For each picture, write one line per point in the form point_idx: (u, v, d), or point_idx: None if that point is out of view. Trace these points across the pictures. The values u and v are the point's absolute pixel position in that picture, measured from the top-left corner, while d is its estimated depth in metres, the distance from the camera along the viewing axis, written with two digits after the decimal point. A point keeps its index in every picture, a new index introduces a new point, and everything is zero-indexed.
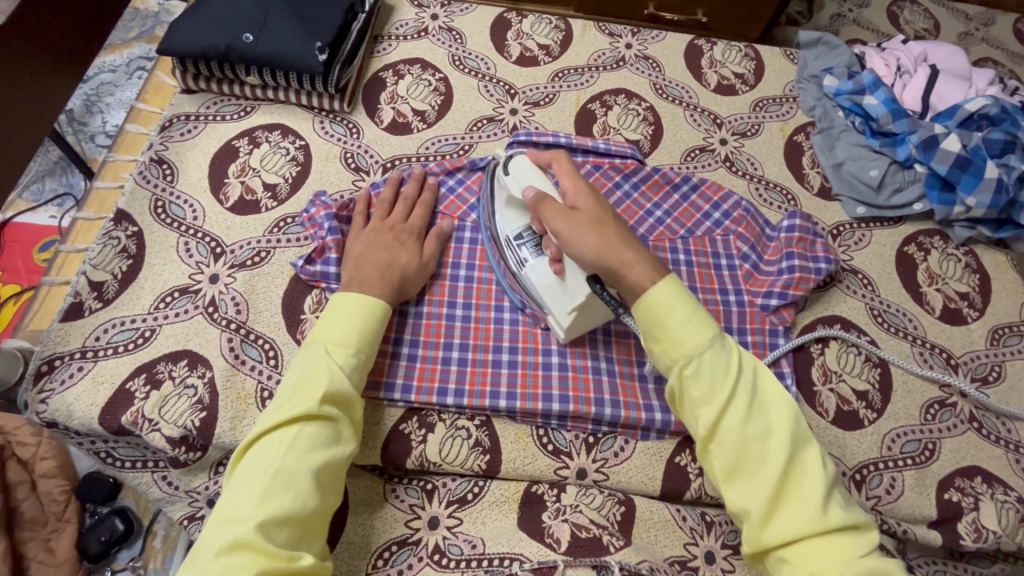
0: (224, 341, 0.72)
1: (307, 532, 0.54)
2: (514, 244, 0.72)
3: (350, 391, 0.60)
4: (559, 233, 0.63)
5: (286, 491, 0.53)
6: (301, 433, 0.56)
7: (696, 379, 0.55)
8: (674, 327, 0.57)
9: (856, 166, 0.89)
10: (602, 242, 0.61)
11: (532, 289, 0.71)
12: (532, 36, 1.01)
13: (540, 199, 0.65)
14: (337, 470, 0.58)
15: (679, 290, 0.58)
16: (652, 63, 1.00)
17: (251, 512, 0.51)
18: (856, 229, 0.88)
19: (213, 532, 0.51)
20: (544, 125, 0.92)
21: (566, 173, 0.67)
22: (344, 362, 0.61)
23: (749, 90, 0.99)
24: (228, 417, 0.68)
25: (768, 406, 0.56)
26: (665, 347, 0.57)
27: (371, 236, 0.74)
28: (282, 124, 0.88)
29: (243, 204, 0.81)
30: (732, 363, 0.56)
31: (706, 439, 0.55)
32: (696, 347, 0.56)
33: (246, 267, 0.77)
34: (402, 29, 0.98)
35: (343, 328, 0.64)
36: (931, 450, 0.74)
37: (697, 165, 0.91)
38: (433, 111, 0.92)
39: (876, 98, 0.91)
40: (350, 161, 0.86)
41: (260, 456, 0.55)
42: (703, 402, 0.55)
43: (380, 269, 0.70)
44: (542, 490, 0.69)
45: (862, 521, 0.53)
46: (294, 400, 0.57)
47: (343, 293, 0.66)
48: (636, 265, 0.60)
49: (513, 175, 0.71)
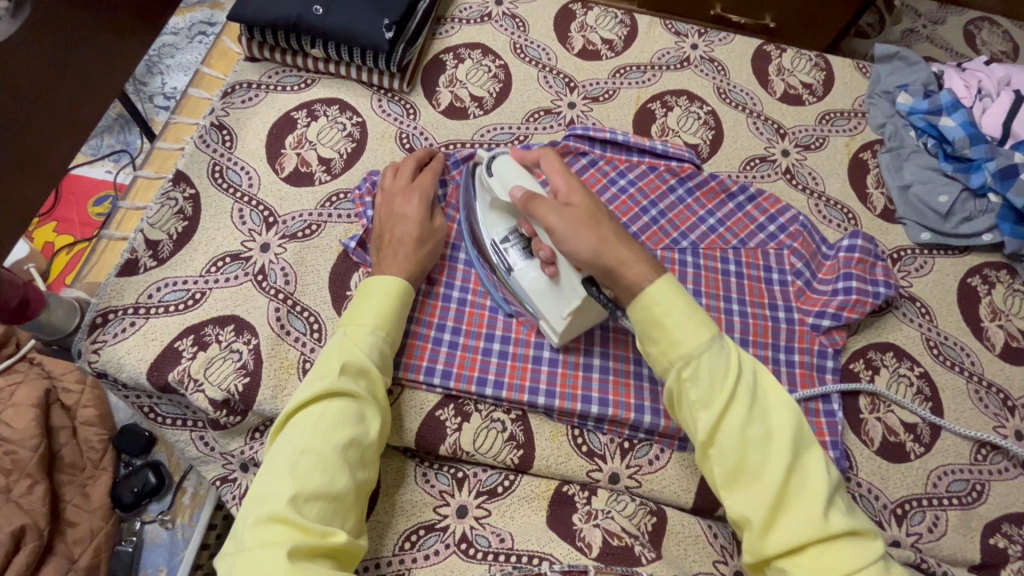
0: (271, 310, 0.73)
1: (341, 508, 0.54)
2: (500, 248, 0.71)
3: (369, 367, 0.61)
4: (553, 228, 0.60)
5: (314, 470, 0.53)
6: (325, 411, 0.56)
7: (695, 380, 0.53)
8: (673, 327, 0.55)
9: (924, 189, 0.85)
10: (598, 239, 0.59)
11: (523, 293, 0.69)
12: (596, 29, 0.99)
13: (529, 197, 0.62)
14: (367, 447, 0.58)
15: (676, 289, 0.57)
16: (718, 66, 0.97)
17: (286, 487, 0.51)
18: (918, 255, 0.84)
19: (249, 508, 0.52)
20: (602, 121, 0.91)
21: (556, 169, 0.64)
22: (363, 342, 0.62)
23: (817, 101, 0.95)
24: (270, 385, 0.69)
25: (769, 407, 0.53)
26: (665, 347, 0.55)
27: (385, 208, 0.74)
28: (342, 99, 0.88)
29: (298, 174, 0.82)
30: (732, 364, 0.54)
31: (705, 443, 0.53)
32: (695, 346, 0.54)
33: (297, 239, 0.77)
34: (466, 12, 0.97)
35: (365, 307, 0.64)
36: (979, 492, 0.71)
37: (756, 174, 0.89)
38: (491, 98, 0.91)
39: (954, 120, 0.86)
40: (405, 141, 0.86)
41: (291, 436, 0.56)
42: (702, 405, 0.53)
43: (398, 249, 0.70)
44: (573, 490, 0.68)
45: (867, 530, 0.50)
46: (316, 379, 0.58)
47: (369, 279, 0.67)
48: (633, 264, 0.58)
49: (497, 175, 0.68)
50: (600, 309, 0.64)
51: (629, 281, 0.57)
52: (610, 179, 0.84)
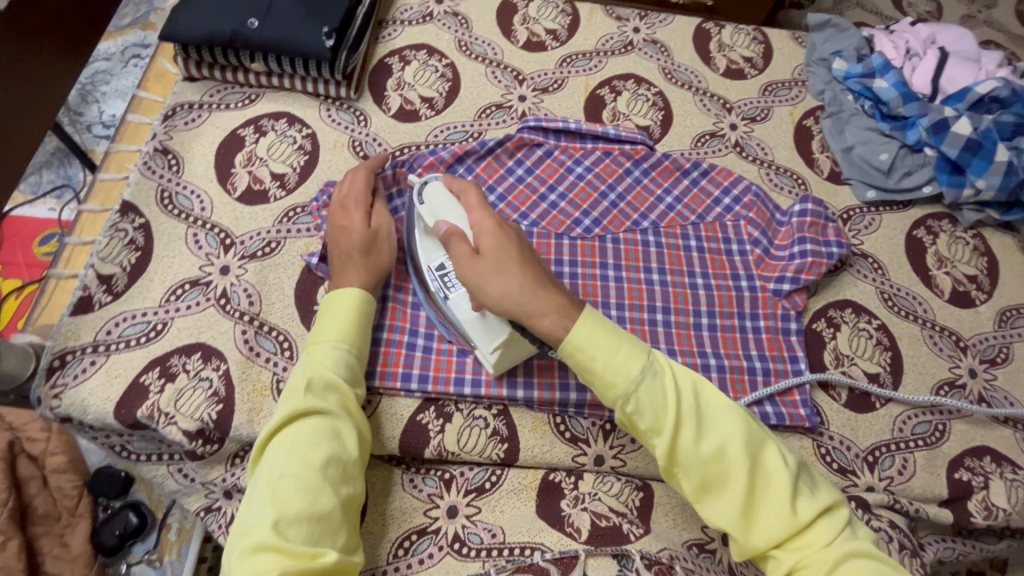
0: (238, 332, 0.71)
1: (329, 528, 0.53)
2: (436, 274, 0.69)
3: (336, 381, 0.61)
4: (465, 277, 0.60)
5: (294, 492, 0.52)
6: (299, 431, 0.56)
7: (639, 412, 0.54)
8: (603, 366, 0.55)
9: (866, 149, 0.89)
10: (507, 288, 0.57)
11: (456, 322, 0.68)
12: (539, 20, 0.99)
13: (450, 233, 0.61)
14: (348, 462, 0.58)
15: (599, 323, 0.56)
16: (660, 47, 0.99)
17: (265, 516, 0.51)
18: (867, 214, 0.88)
19: (236, 542, 0.51)
20: (553, 111, 0.91)
21: (475, 206, 0.63)
22: (328, 359, 0.62)
23: (758, 74, 0.98)
24: (245, 409, 0.67)
25: (716, 417, 0.55)
26: (601, 386, 0.56)
27: (329, 222, 0.73)
28: (290, 112, 0.86)
29: (251, 193, 0.80)
30: (670, 386, 0.55)
31: (668, 467, 0.55)
32: (630, 379, 0.54)
33: (257, 258, 0.76)
34: (407, 14, 0.97)
35: (326, 325, 0.64)
36: (942, 431, 0.75)
37: (707, 150, 0.91)
38: (441, 97, 0.90)
39: (887, 80, 0.90)
40: (358, 149, 0.85)
41: (268, 464, 0.55)
42: (654, 434, 0.54)
43: (342, 262, 0.70)
44: (560, 478, 0.69)
45: (833, 503, 0.53)
46: (283, 403, 0.58)
47: (327, 298, 0.67)
48: (544, 313, 0.57)
49: (428, 201, 0.67)
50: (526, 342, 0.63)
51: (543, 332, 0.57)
52: (566, 168, 0.86)
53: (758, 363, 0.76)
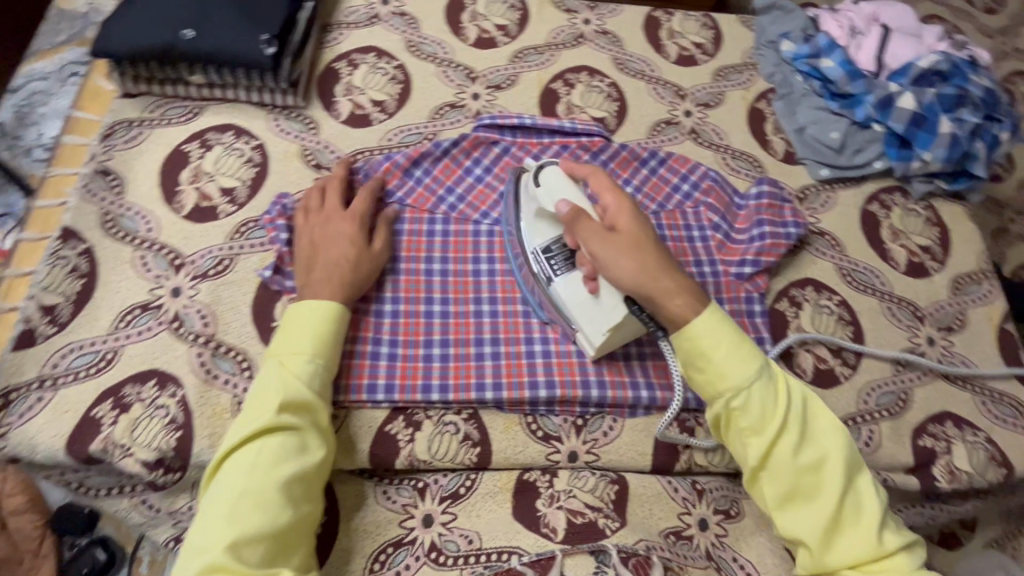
0: (194, 356, 0.69)
1: (285, 545, 0.53)
2: (541, 257, 0.71)
3: (308, 397, 0.59)
4: (597, 253, 0.62)
5: (254, 511, 0.52)
6: (263, 448, 0.55)
7: (745, 411, 0.59)
8: (719, 359, 0.59)
9: (817, 129, 0.90)
10: (640, 268, 0.60)
11: (562, 305, 0.69)
12: (488, 16, 0.98)
13: (577, 214, 0.64)
14: (310, 479, 0.57)
15: (722, 324, 0.60)
16: (612, 38, 0.98)
17: (220, 537, 0.50)
18: (822, 192, 0.89)
19: (186, 560, 0.50)
20: (508, 108, 0.90)
21: (606, 187, 0.65)
22: (300, 371, 0.60)
23: (709, 60, 0.99)
24: (205, 435, 0.65)
25: (819, 432, 0.60)
26: (714, 380, 0.59)
27: (314, 231, 0.71)
28: (236, 124, 0.83)
29: (199, 210, 0.77)
30: (780, 395, 0.59)
31: (757, 467, 0.59)
32: (744, 379, 0.58)
33: (210, 277, 0.73)
34: (352, 16, 0.95)
35: (297, 333, 0.62)
36: (904, 400, 0.77)
37: (664, 138, 0.91)
38: (392, 100, 0.88)
39: (832, 60, 0.91)
40: (310, 158, 0.83)
41: (225, 481, 0.54)
42: (752, 432, 0.59)
43: (331, 272, 0.67)
44: (535, 476, 0.69)
45: (915, 541, 0.57)
46: (251, 417, 0.57)
47: (299, 302, 0.65)
48: (676, 294, 0.60)
49: (545, 186, 0.69)
50: (638, 325, 0.65)
51: (670, 315, 0.60)
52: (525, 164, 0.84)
53: None
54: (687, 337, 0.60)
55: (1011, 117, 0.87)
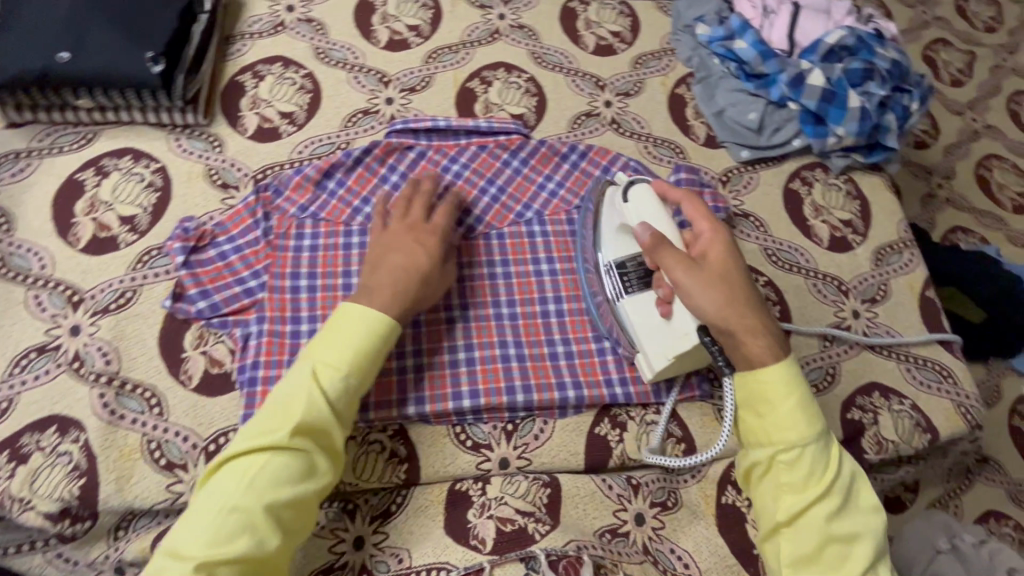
0: (96, 397, 0.65)
1: (262, 570, 0.53)
2: (612, 272, 0.72)
3: (326, 420, 0.57)
4: (681, 284, 0.61)
5: (240, 531, 0.51)
6: (266, 465, 0.54)
7: (792, 467, 0.58)
8: (781, 411, 0.59)
9: (735, 111, 0.90)
10: (726, 303, 0.60)
11: (627, 325, 0.70)
12: (399, 17, 0.95)
13: (653, 242, 0.63)
14: (307, 505, 0.56)
15: (796, 384, 0.59)
16: (528, 32, 0.97)
17: (203, 549, 0.50)
18: (744, 173, 0.89)
19: (162, 563, 0.50)
20: (423, 111, 0.88)
21: (698, 214, 0.65)
22: (328, 386, 0.58)
23: (628, 48, 0.98)
24: (112, 478, 0.62)
25: (860, 507, 0.58)
26: (767, 427, 0.59)
27: (390, 233, 0.69)
28: (133, 147, 0.79)
29: (98, 242, 0.74)
30: (833, 463, 0.58)
31: (783, 523, 0.57)
32: (800, 438, 0.58)
33: (111, 311, 0.70)
34: (255, 25, 0.91)
35: (337, 346, 0.60)
36: (832, 375, 0.77)
37: (584, 131, 0.90)
38: (302, 110, 0.85)
39: (746, 41, 0.91)
40: (216, 177, 0.79)
41: (220, 486, 0.54)
42: (793, 488, 0.57)
43: (396, 278, 0.65)
44: (467, 486, 0.68)
45: None
46: (268, 426, 0.56)
47: (344, 308, 0.62)
48: (755, 335, 0.60)
49: (634, 205, 0.69)
50: (702, 353, 0.66)
51: (747, 353, 0.60)
52: (443, 167, 0.82)
53: None
54: (755, 375, 0.60)
55: (920, 87, 0.89)
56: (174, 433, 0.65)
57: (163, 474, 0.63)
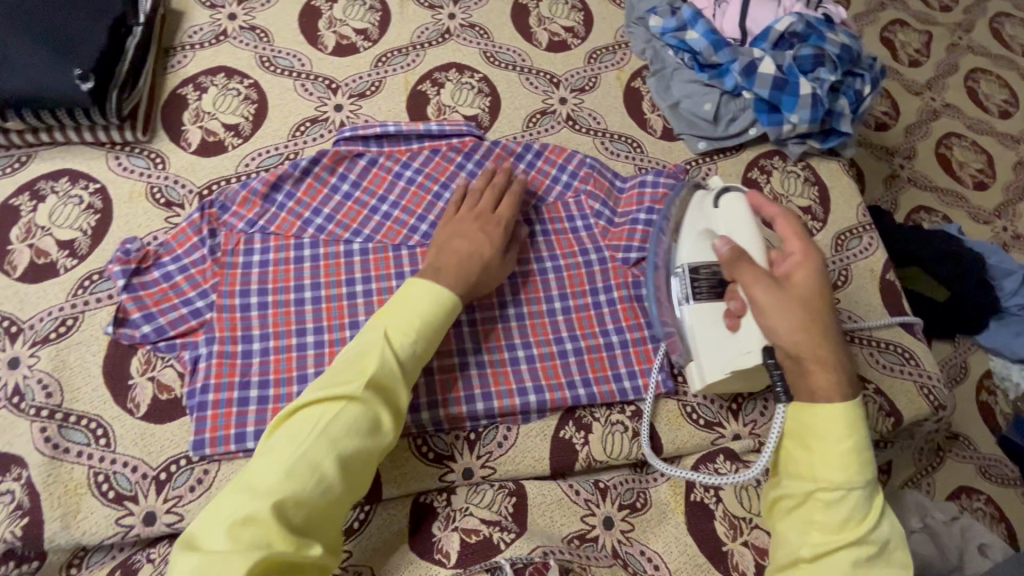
0: (38, 431, 0.63)
1: (324, 517, 0.53)
2: (683, 275, 0.71)
3: (394, 378, 0.58)
4: (759, 300, 0.62)
5: (309, 473, 0.52)
6: (341, 414, 0.55)
7: (830, 507, 0.56)
8: (832, 452, 0.58)
9: (690, 102, 0.89)
10: (803, 328, 0.60)
11: (687, 334, 0.71)
12: (346, 21, 0.93)
13: (735, 256, 0.64)
14: (372, 458, 0.56)
15: (856, 431, 0.58)
16: (479, 30, 0.95)
17: (273, 484, 0.50)
18: (702, 165, 0.89)
19: (233, 496, 0.50)
20: (374, 117, 0.86)
21: (792, 235, 0.65)
22: (400, 348, 0.60)
23: (581, 43, 0.96)
24: (57, 516, 0.60)
25: (889, 565, 0.55)
26: (815, 462, 0.58)
27: (456, 224, 0.72)
28: (70, 168, 0.76)
29: (36, 269, 0.71)
30: (871, 516, 0.56)
31: (806, 559, 0.56)
32: (847, 483, 0.56)
33: (51, 341, 0.67)
34: (196, 36, 0.88)
35: (407, 314, 0.61)
36: None
37: (540, 130, 0.88)
38: (248, 122, 0.83)
39: (697, 31, 0.90)
40: (159, 195, 0.77)
41: (293, 429, 0.54)
42: (827, 527, 0.56)
43: (459, 260, 0.68)
44: (431, 498, 0.67)
45: None
46: (343, 376, 0.57)
47: (416, 281, 0.64)
48: (824, 369, 0.60)
49: (724, 213, 0.71)
50: (758, 371, 0.66)
51: (812, 384, 0.60)
52: (395, 174, 0.80)
53: (615, 337, 0.75)
54: (813, 408, 0.60)
55: (871, 71, 0.89)
56: (122, 464, 0.63)
57: (112, 508, 0.61)
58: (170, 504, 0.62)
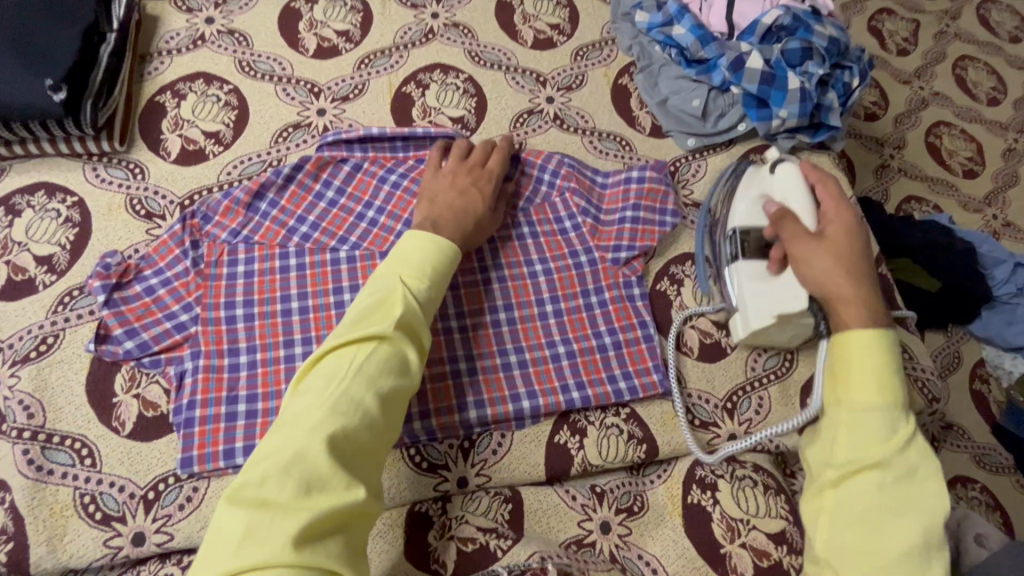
0: (20, 453, 0.61)
1: (368, 457, 0.52)
2: (735, 239, 0.74)
3: (418, 319, 0.59)
4: (795, 251, 0.66)
5: (353, 409, 0.51)
6: (373, 354, 0.54)
7: (853, 429, 0.57)
8: (855, 376, 0.59)
9: (679, 99, 0.88)
10: (832, 271, 0.64)
11: (733, 287, 0.73)
12: (326, 22, 0.91)
13: (782, 215, 0.68)
14: (405, 399, 0.57)
15: (885, 354, 0.59)
16: (463, 30, 0.93)
17: (320, 423, 0.50)
18: (692, 161, 0.88)
19: (278, 441, 0.49)
20: (358, 120, 0.84)
21: (831, 199, 0.68)
22: (418, 293, 0.60)
23: (567, 40, 0.95)
24: (43, 539, 0.59)
25: (922, 485, 0.54)
26: (841, 387, 0.59)
27: (439, 181, 0.74)
28: (46, 181, 0.75)
29: (13, 286, 0.69)
30: (901, 435, 0.55)
31: (830, 482, 0.56)
32: (870, 403, 0.57)
33: (31, 360, 0.65)
34: (173, 41, 0.86)
35: (421, 260, 0.62)
36: (791, 360, 0.77)
37: (528, 129, 0.87)
38: (229, 129, 0.81)
39: (684, 26, 0.89)
40: (139, 207, 0.75)
41: (326, 374, 0.54)
42: (854, 449, 0.56)
43: (454, 214, 0.70)
44: (426, 507, 0.65)
45: None
46: (369, 321, 0.57)
47: (418, 231, 0.65)
48: (852, 304, 0.62)
49: (781, 179, 0.72)
50: (803, 322, 0.68)
51: (841, 319, 0.62)
52: (380, 178, 0.78)
53: (608, 338, 0.74)
54: (847, 338, 0.60)
55: (860, 63, 0.89)
56: (109, 484, 0.61)
57: (99, 529, 0.60)
58: (158, 524, 0.61)
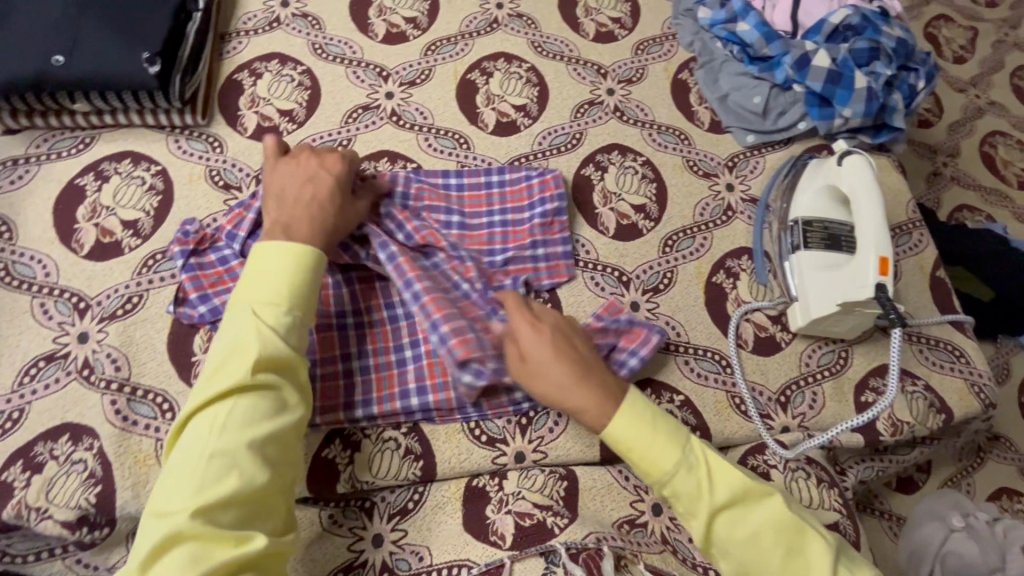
0: (108, 403, 0.65)
1: (260, 507, 0.52)
2: (795, 228, 0.78)
3: (285, 355, 0.56)
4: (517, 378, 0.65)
5: (224, 474, 0.50)
6: (234, 409, 0.53)
7: (677, 495, 0.59)
8: (643, 450, 0.60)
9: (740, 96, 0.89)
10: (559, 386, 0.63)
11: (793, 276, 0.77)
12: (395, 9, 0.93)
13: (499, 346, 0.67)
14: (288, 436, 0.55)
15: (635, 412, 0.61)
16: (527, 20, 0.95)
17: (189, 501, 0.49)
18: (751, 158, 0.88)
19: (148, 530, 0.49)
20: (424, 105, 0.87)
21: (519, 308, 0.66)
22: (276, 322, 0.57)
23: (629, 34, 0.96)
24: (128, 485, 0.62)
25: (753, 505, 0.58)
26: (642, 464, 0.60)
27: (285, 173, 0.68)
28: (132, 150, 0.78)
29: (101, 247, 0.73)
30: (705, 479, 0.58)
31: (706, 545, 0.59)
32: (669, 467, 0.59)
33: (118, 318, 0.69)
34: (250, 22, 0.90)
35: (275, 287, 0.59)
36: (845, 359, 0.77)
37: (587, 120, 0.89)
38: (302, 108, 0.84)
39: (748, 23, 0.90)
40: (217, 178, 0.78)
41: (189, 445, 0.52)
42: (689, 514, 0.59)
43: (309, 208, 0.65)
44: (483, 482, 0.68)
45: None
46: (225, 372, 0.54)
47: (264, 242, 0.61)
48: (590, 409, 0.62)
49: (848, 171, 0.76)
50: (866, 312, 0.71)
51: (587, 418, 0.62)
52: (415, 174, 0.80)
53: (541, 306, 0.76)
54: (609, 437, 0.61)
55: (926, 65, 0.88)
56: None
57: None
58: None
